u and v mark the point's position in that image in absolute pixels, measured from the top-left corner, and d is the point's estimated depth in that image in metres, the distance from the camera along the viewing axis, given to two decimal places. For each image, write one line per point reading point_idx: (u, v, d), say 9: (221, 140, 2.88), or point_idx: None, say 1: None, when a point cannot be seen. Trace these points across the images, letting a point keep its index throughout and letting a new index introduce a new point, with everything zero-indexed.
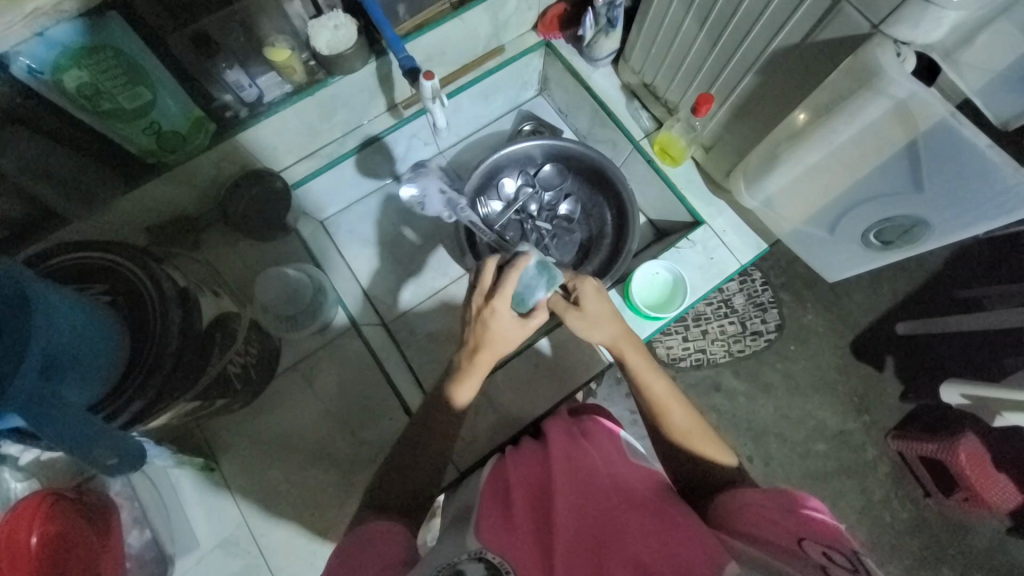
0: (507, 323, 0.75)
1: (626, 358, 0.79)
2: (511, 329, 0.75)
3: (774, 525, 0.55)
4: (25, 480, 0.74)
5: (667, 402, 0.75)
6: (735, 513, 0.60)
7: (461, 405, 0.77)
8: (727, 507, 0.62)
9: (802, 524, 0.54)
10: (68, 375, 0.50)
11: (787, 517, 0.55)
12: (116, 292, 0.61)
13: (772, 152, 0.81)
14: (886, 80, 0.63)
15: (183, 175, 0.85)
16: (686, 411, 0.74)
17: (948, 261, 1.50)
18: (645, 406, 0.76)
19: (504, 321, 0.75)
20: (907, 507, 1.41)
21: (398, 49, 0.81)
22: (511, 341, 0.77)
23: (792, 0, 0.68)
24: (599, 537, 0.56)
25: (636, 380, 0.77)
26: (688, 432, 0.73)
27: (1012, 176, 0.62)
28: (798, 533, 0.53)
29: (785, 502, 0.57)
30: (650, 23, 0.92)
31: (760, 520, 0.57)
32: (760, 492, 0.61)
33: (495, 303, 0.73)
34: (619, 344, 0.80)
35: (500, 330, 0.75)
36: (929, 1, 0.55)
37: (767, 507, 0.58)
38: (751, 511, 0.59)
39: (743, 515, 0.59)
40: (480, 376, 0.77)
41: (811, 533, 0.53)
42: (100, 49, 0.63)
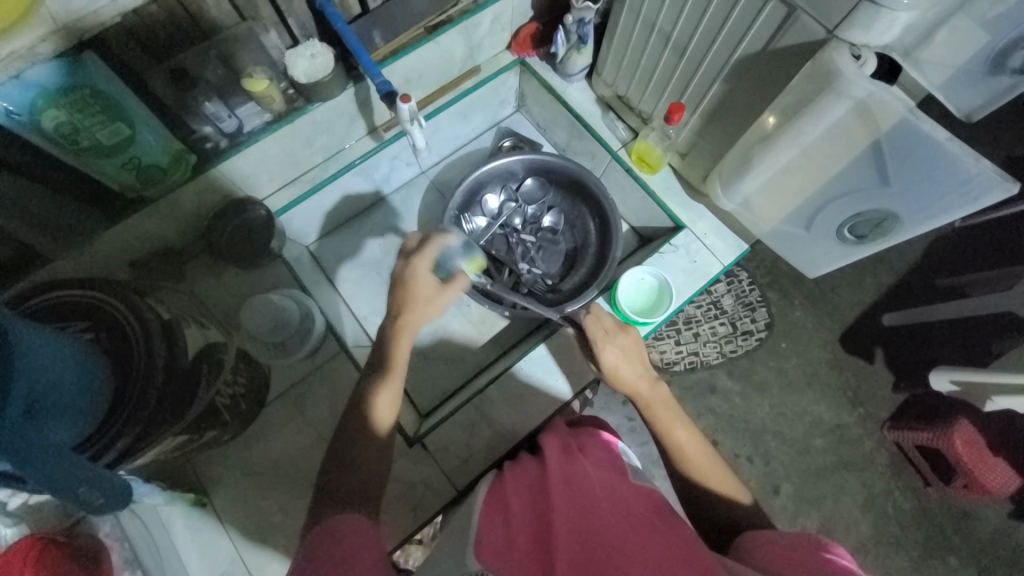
0: (429, 292, 0.80)
1: (648, 408, 0.79)
2: (428, 293, 0.80)
3: (793, 562, 0.53)
4: (14, 525, 0.70)
5: (685, 446, 0.75)
6: (759, 548, 0.59)
7: (382, 428, 0.72)
8: (751, 543, 0.61)
9: (823, 564, 0.51)
10: (54, 414, 0.49)
11: (808, 556, 0.53)
12: (100, 328, 0.60)
13: (745, 155, 0.83)
14: (846, 81, 0.65)
15: (165, 208, 0.85)
16: (706, 454, 0.75)
17: (927, 251, 1.54)
18: (664, 450, 0.76)
19: (428, 287, 0.80)
20: (908, 497, 1.42)
21: (374, 74, 0.83)
22: (433, 307, 0.81)
23: (751, 10, 0.70)
24: (596, 545, 0.56)
25: (658, 427, 0.77)
26: (699, 463, 0.74)
27: (973, 167, 0.64)
28: (816, 570, 0.50)
29: (810, 542, 0.55)
30: (619, 39, 0.95)
31: (781, 559, 0.55)
32: (789, 535, 0.58)
33: (416, 264, 0.80)
34: (643, 397, 0.80)
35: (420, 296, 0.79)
36: (880, 4, 0.58)
37: (790, 547, 0.56)
38: (775, 550, 0.57)
39: (766, 553, 0.58)
40: (395, 384, 0.75)
41: (833, 572, 0.50)
42: (78, 88, 0.65)
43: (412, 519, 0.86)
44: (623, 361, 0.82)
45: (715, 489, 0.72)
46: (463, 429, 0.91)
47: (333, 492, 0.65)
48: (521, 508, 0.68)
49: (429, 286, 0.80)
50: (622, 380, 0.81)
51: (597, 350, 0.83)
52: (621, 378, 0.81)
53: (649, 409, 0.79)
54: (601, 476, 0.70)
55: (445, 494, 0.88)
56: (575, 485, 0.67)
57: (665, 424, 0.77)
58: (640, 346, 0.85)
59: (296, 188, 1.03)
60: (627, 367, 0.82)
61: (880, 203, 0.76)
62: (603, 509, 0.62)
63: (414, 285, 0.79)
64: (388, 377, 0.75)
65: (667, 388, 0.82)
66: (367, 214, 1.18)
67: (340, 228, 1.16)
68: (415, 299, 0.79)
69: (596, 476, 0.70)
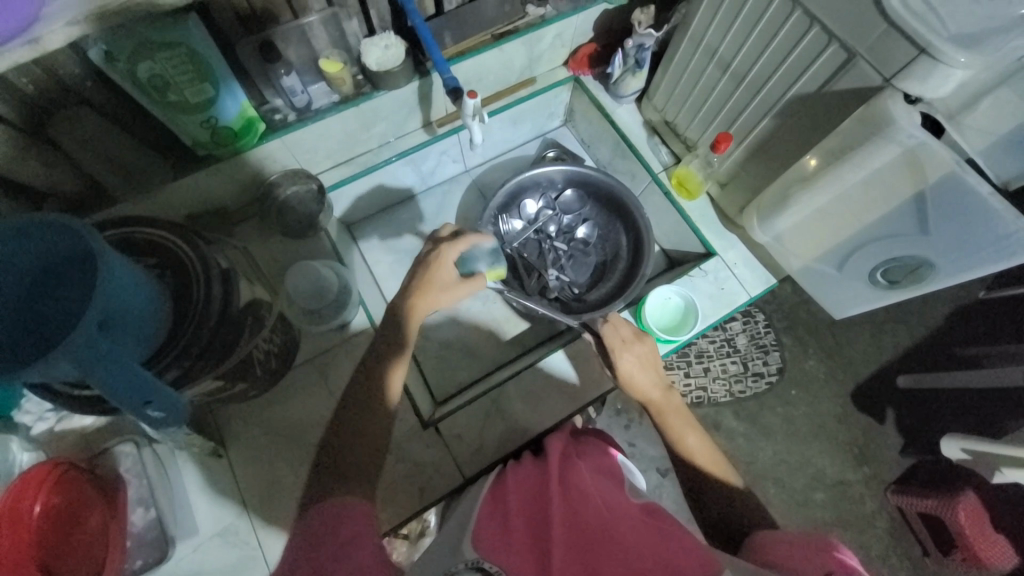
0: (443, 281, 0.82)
1: (661, 412, 0.82)
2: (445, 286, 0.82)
3: (803, 558, 0.55)
4: (32, 451, 0.78)
5: (699, 454, 0.77)
6: (771, 552, 0.60)
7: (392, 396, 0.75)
8: (763, 546, 0.63)
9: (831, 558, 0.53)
10: (116, 335, 0.51)
11: (814, 553, 0.55)
12: (165, 265, 0.65)
13: (784, 192, 0.86)
14: (898, 128, 0.69)
15: (228, 169, 0.89)
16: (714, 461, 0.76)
17: (948, 318, 1.54)
18: (674, 454, 0.78)
19: (446, 277, 0.83)
20: (906, 565, 1.39)
21: (443, 70, 0.87)
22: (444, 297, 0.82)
23: (812, 52, 0.74)
24: (592, 538, 0.59)
25: (670, 434, 0.79)
26: (707, 459, 0.77)
27: (1013, 223, 0.66)
28: (818, 563, 0.53)
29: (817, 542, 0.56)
30: (675, 67, 0.99)
31: (791, 558, 0.57)
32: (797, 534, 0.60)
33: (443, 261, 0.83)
34: (656, 403, 0.83)
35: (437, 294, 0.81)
36: (937, 59, 0.61)
37: (797, 546, 0.57)
38: (785, 549, 0.58)
39: (774, 554, 0.59)
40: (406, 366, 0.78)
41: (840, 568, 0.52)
42: (175, 45, 0.70)
43: (414, 504, 0.87)
44: (637, 369, 0.84)
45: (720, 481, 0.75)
46: (476, 420, 0.93)
47: (339, 460, 0.67)
48: (519, 504, 0.69)
49: (444, 274, 0.82)
50: (635, 386, 0.84)
51: (615, 358, 0.85)
52: (634, 384, 0.84)
53: (662, 416, 0.82)
54: (600, 484, 0.71)
55: (450, 482, 0.89)
56: (574, 488, 0.69)
57: (678, 429, 0.78)
58: (650, 374, 0.84)
59: (347, 170, 1.08)
60: (642, 374, 0.84)
61: (917, 250, 0.78)
62: (601, 511, 0.63)
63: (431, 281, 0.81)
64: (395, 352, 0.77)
65: (680, 398, 0.84)
66: (406, 205, 1.22)
67: (377, 215, 1.20)
68: (431, 285, 0.81)
69: (597, 483, 0.71)
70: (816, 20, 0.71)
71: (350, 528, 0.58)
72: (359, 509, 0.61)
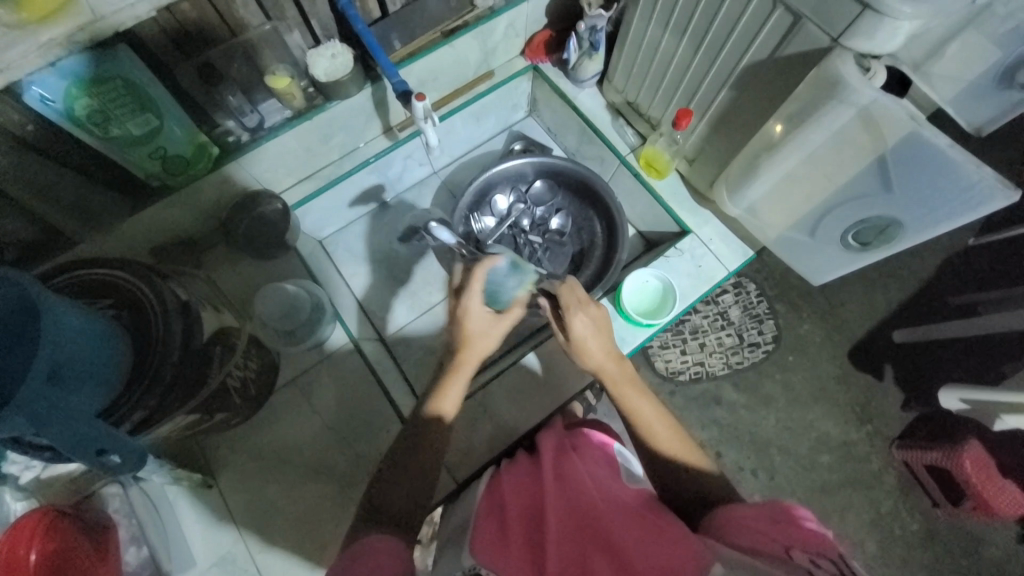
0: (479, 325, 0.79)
1: (613, 382, 0.80)
2: (482, 325, 0.79)
3: (763, 535, 0.54)
4: (24, 499, 0.76)
5: (655, 424, 0.75)
6: (727, 524, 0.59)
7: (433, 415, 0.75)
8: (718, 517, 0.62)
9: (791, 534, 0.53)
10: (71, 384, 0.51)
11: (777, 528, 0.54)
12: (122, 305, 0.65)
13: (751, 162, 0.85)
14: (850, 90, 0.66)
15: (186, 199, 0.88)
16: (675, 437, 0.74)
17: (940, 269, 1.53)
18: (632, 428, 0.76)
19: (479, 321, 0.79)
20: (916, 518, 1.39)
21: (391, 74, 0.86)
22: (491, 339, 0.80)
23: (759, 17, 0.72)
24: (579, 534, 0.58)
25: (623, 406, 0.77)
26: (670, 444, 0.74)
27: (975, 173, 0.65)
28: (783, 541, 0.52)
29: (775, 512, 0.56)
30: (630, 46, 0.97)
31: (752, 530, 0.56)
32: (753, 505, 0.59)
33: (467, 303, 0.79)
34: (606, 372, 0.81)
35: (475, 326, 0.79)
36: (881, 13, 0.60)
37: (756, 518, 0.56)
38: (743, 525, 0.57)
39: (732, 528, 0.58)
40: (460, 388, 0.77)
41: (799, 542, 0.52)
42: (112, 79, 0.68)
43: None
44: (591, 334, 0.80)
45: (684, 461, 0.72)
46: (465, 423, 0.93)
47: None
48: (516, 503, 0.69)
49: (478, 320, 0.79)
50: (587, 353, 0.81)
51: (566, 319, 0.81)
52: (587, 351, 0.81)
53: (614, 386, 0.79)
54: (593, 472, 0.71)
55: (445, 487, 0.89)
56: (564, 482, 0.68)
57: (632, 402, 0.76)
58: (595, 337, 0.81)
59: (313, 184, 1.06)
60: (595, 341, 0.81)
61: (884, 210, 0.77)
62: (592, 498, 0.63)
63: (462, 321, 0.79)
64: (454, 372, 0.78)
65: (633, 365, 0.82)
66: (381, 213, 1.20)
67: (353, 225, 1.19)
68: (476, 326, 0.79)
69: (588, 472, 0.71)
70: None
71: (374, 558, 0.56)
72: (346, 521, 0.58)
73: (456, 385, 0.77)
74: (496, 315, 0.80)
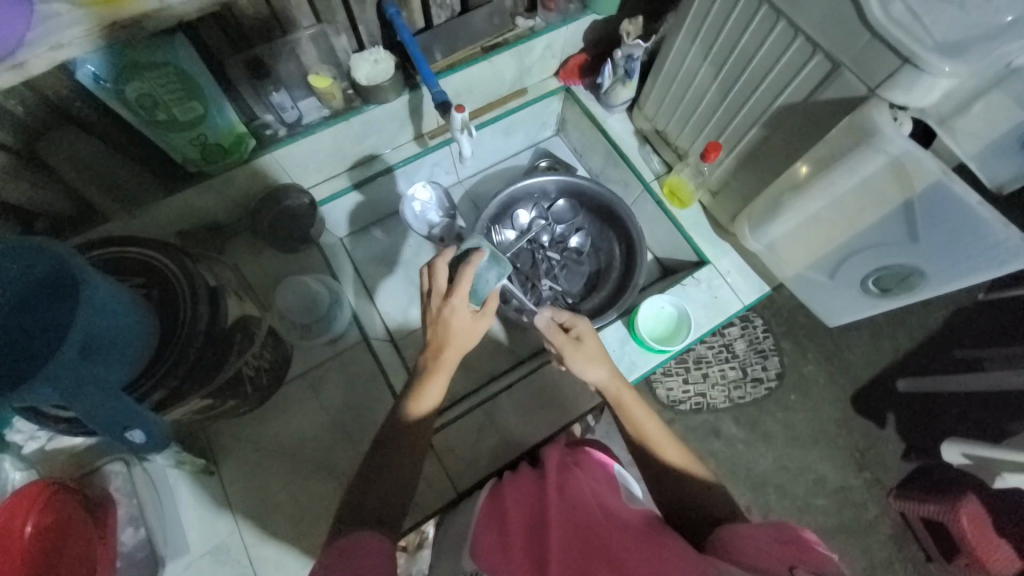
0: (465, 325, 0.73)
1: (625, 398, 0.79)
2: (464, 325, 0.73)
3: (768, 553, 0.53)
4: (25, 470, 0.76)
5: (664, 446, 0.74)
6: (735, 545, 0.57)
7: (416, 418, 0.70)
8: (726, 541, 0.60)
9: (795, 554, 0.51)
10: (100, 358, 0.52)
11: (783, 548, 0.52)
12: (152, 284, 0.67)
13: (776, 199, 0.86)
14: (883, 138, 0.68)
15: (218, 186, 0.89)
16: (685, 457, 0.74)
17: (947, 320, 1.53)
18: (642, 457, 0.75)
19: (464, 321, 0.73)
20: (909, 571, 1.37)
21: (432, 84, 0.88)
22: (470, 337, 0.74)
23: (797, 61, 0.74)
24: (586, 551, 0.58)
25: (635, 423, 0.77)
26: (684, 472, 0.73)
27: (1001, 231, 0.66)
28: (785, 559, 0.50)
29: (780, 534, 0.54)
30: (665, 76, 0.99)
31: (758, 552, 0.54)
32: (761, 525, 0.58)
33: (453, 302, 0.73)
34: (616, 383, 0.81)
35: (457, 326, 0.73)
36: (921, 68, 0.61)
37: (763, 538, 0.55)
38: (748, 544, 0.56)
39: (738, 546, 0.57)
40: (437, 385, 0.73)
41: (804, 563, 0.50)
42: (163, 65, 0.70)
43: (408, 518, 0.87)
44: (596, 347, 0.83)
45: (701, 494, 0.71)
46: (469, 432, 0.93)
47: None
48: (518, 513, 0.69)
49: (461, 316, 0.73)
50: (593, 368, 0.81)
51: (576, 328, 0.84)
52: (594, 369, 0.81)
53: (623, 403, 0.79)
54: (597, 489, 0.71)
55: (442, 496, 0.88)
56: (568, 496, 0.68)
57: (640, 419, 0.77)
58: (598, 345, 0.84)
59: (339, 182, 1.07)
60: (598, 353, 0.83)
61: (907, 258, 0.78)
62: (597, 514, 0.63)
63: (444, 317, 0.73)
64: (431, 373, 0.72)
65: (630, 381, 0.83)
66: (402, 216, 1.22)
67: (373, 226, 1.20)
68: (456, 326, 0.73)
69: (593, 488, 0.71)
70: (800, 31, 0.71)
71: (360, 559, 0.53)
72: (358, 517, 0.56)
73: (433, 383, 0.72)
74: (478, 311, 0.74)
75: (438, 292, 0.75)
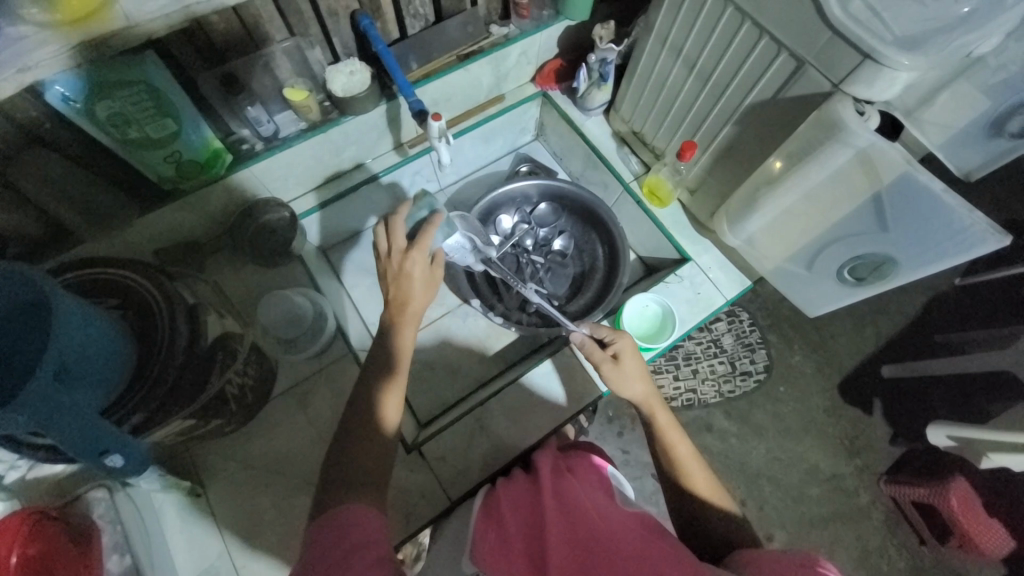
0: (422, 274, 0.77)
1: (656, 415, 0.80)
2: (422, 282, 0.77)
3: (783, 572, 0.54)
4: (8, 499, 0.71)
5: (687, 461, 0.75)
6: (753, 562, 0.58)
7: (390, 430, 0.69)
8: (747, 558, 0.60)
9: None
10: (76, 381, 0.51)
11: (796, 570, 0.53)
12: (127, 306, 0.66)
13: (751, 195, 0.88)
14: (849, 132, 0.70)
15: (194, 203, 0.88)
16: (703, 472, 0.75)
17: (926, 306, 1.57)
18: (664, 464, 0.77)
19: (422, 274, 0.77)
20: (903, 556, 1.39)
21: (408, 94, 0.88)
22: (427, 295, 0.78)
23: (763, 60, 0.76)
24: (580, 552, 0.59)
25: (663, 439, 0.78)
26: (680, 465, 0.75)
27: (967, 217, 0.68)
28: None
29: (800, 558, 0.54)
30: (639, 78, 1.01)
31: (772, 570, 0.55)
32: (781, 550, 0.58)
33: (412, 255, 0.76)
34: (650, 402, 0.81)
35: (412, 284, 0.76)
36: (881, 63, 0.63)
37: (780, 561, 0.55)
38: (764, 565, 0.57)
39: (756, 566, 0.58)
40: (405, 346, 0.76)
41: None
42: (134, 83, 0.70)
43: (402, 530, 0.86)
44: (634, 364, 0.83)
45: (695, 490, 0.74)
46: (460, 440, 0.92)
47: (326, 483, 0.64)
48: (515, 519, 0.69)
49: (421, 268, 0.76)
50: (627, 387, 0.82)
51: (615, 346, 0.84)
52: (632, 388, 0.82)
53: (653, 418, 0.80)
54: (589, 493, 0.71)
55: (436, 505, 0.88)
56: (563, 501, 0.68)
57: (672, 436, 0.77)
58: (637, 361, 0.83)
59: (320, 194, 1.07)
60: (637, 370, 0.83)
61: (880, 248, 0.80)
62: (592, 518, 0.63)
63: (407, 271, 0.76)
64: (390, 380, 0.72)
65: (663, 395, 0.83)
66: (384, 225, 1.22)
67: (356, 236, 1.20)
68: (408, 282, 0.76)
69: (586, 493, 0.71)
70: (764, 31, 0.73)
71: (357, 536, 0.55)
72: (342, 528, 0.56)
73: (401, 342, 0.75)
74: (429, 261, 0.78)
75: (398, 248, 0.77)
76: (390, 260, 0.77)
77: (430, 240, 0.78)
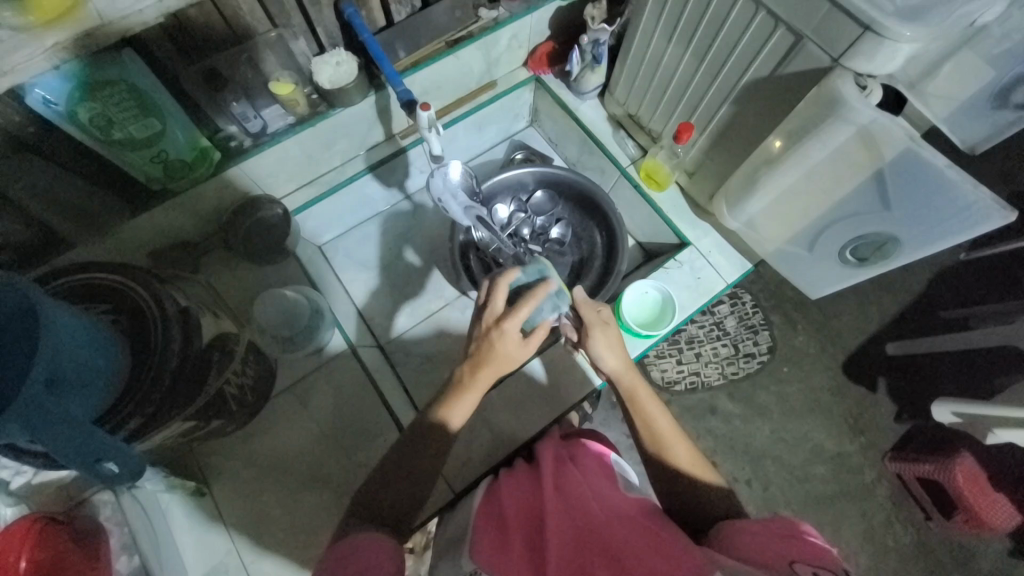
0: (509, 351, 0.72)
1: (636, 389, 0.78)
2: (509, 348, 0.72)
3: (766, 545, 0.55)
4: (14, 505, 0.72)
5: (669, 436, 0.74)
6: (731, 537, 0.59)
7: (438, 420, 0.71)
8: (723, 532, 0.61)
9: (793, 548, 0.53)
10: (68, 389, 0.51)
11: (781, 543, 0.54)
12: (119, 311, 0.65)
13: (751, 176, 0.86)
14: (850, 108, 0.67)
15: (186, 204, 0.87)
16: (685, 448, 0.74)
17: (933, 282, 1.55)
18: (643, 438, 0.76)
19: (511, 345, 0.72)
20: (909, 531, 1.40)
21: (396, 83, 0.87)
22: (514, 364, 0.74)
23: (761, 35, 0.73)
24: (580, 544, 0.59)
25: (640, 412, 0.77)
26: (681, 458, 0.73)
27: (971, 192, 0.66)
28: (787, 555, 0.52)
29: (781, 528, 0.56)
30: (633, 59, 0.98)
31: (758, 547, 0.55)
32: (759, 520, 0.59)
33: (506, 327, 0.71)
34: (630, 374, 0.79)
35: (503, 351, 0.72)
36: (882, 35, 0.61)
37: (761, 533, 0.57)
38: (746, 538, 0.57)
39: (736, 539, 0.58)
40: (471, 402, 0.73)
41: (803, 556, 0.52)
42: (114, 83, 0.68)
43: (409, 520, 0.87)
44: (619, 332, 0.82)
45: (701, 480, 0.71)
46: (463, 431, 0.92)
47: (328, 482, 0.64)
48: (515, 511, 0.69)
49: (510, 345, 0.72)
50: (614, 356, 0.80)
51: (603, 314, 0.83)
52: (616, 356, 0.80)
53: (632, 392, 0.78)
54: (592, 482, 0.71)
55: (441, 496, 0.88)
56: (565, 492, 0.68)
57: (651, 409, 0.76)
58: (620, 334, 0.82)
59: (314, 189, 1.05)
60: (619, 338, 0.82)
61: (883, 226, 0.78)
62: (593, 509, 0.63)
63: (493, 342, 0.72)
64: (459, 390, 0.73)
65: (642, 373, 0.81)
66: (381, 218, 1.21)
67: (352, 231, 1.19)
68: (496, 355, 0.72)
69: (588, 482, 0.71)
70: (761, 6, 0.71)
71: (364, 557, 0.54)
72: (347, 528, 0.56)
73: (468, 400, 0.73)
74: (524, 342, 0.73)
75: (495, 314, 0.74)
76: (484, 321, 0.74)
77: (527, 311, 0.72)
